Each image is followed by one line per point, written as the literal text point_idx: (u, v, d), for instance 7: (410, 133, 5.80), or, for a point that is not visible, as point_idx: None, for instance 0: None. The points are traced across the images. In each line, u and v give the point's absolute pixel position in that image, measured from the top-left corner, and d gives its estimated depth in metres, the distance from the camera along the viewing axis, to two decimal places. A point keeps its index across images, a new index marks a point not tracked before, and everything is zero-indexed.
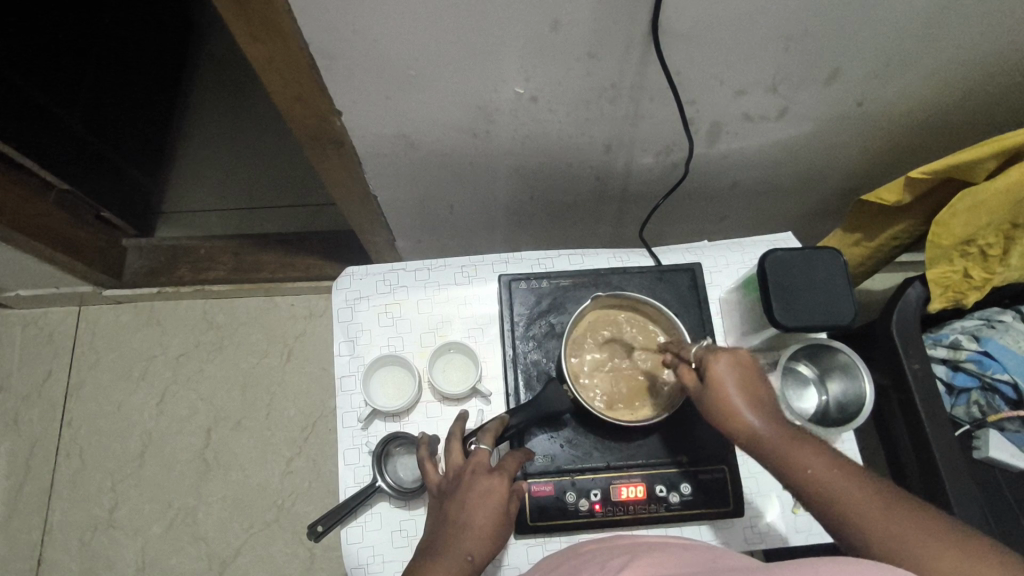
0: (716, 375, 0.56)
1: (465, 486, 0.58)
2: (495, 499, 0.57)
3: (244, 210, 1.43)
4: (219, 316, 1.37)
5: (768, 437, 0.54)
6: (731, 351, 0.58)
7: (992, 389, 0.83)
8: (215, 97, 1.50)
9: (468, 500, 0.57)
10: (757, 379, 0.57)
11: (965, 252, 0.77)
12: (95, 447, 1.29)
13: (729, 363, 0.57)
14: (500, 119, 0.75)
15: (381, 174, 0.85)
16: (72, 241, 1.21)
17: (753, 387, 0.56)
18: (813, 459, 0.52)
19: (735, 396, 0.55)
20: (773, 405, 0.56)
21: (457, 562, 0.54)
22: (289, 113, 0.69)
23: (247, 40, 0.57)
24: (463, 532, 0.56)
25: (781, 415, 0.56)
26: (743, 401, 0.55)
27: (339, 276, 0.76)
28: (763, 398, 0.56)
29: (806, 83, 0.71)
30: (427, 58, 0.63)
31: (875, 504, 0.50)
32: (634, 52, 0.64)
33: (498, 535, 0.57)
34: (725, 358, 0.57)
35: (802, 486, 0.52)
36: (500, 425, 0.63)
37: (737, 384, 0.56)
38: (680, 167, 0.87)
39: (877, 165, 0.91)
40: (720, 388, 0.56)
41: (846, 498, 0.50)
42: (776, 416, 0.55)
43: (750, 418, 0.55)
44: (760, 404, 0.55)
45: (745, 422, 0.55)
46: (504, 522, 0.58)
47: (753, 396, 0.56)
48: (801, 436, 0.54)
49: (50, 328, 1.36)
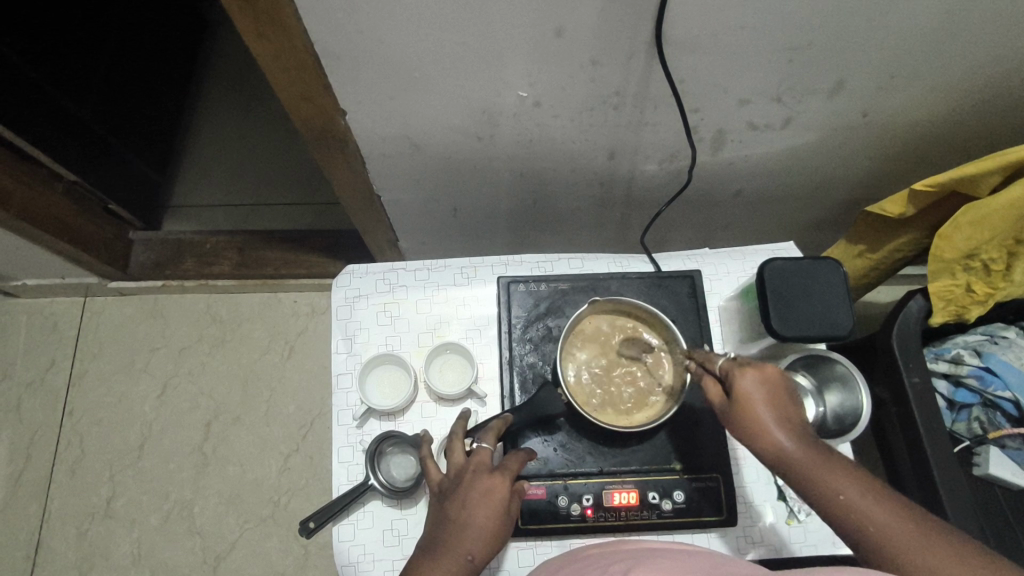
0: (743, 392, 0.54)
1: (466, 487, 0.58)
2: (495, 500, 0.57)
3: (250, 207, 1.44)
4: (222, 311, 1.38)
5: (798, 460, 0.52)
6: (761, 366, 0.55)
7: (992, 406, 0.83)
8: (225, 94, 1.51)
9: (469, 500, 0.57)
10: (787, 395, 0.55)
11: (968, 266, 0.77)
12: (96, 437, 1.29)
13: (759, 378, 0.55)
14: (504, 123, 0.75)
15: (384, 174, 0.85)
16: (79, 233, 1.22)
17: (782, 404, 0.54)
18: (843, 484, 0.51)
19: (764, 414, 0.53)
20: (802, 423, 0.54)
21: (456, 561, 0.55)
22: (294, 111, 0.69)
23: (252, 37, 0.58)
24: (463, 532, 0.56)
25: (810, 433, 0.54)
26: (773, 420, 0.53)
27: (339, 273, 0.77)
28: (792, 416, 0.54)
29: (811, 94, 0.71)
30: (432, 61, 0.63)
31: (905, 530, 0.49)
32: (638, 59, 0.64)
33: (498, 535, 0.57)
34: (753, 373, 0.55)
35: (830, 511, 0.51)
36: (502, 425, 0.63)
37: (766, 402, 0.54)
38: (683, 174, 0.86)
39: (882, 177, 0.91)
40: (749, 406, 0.54)
41: (876, 525, 0.49)
42: (806, 435, 0.53)
43: (780, 438, 0.53)
44: (789, 422, 0.53)
45: (774, 442, 0.53)
46: (504, 522, 0.58)
47: (783, 414, 0.54)
48: (832, 458, 0.52)
49: (55, 318, 1.38)
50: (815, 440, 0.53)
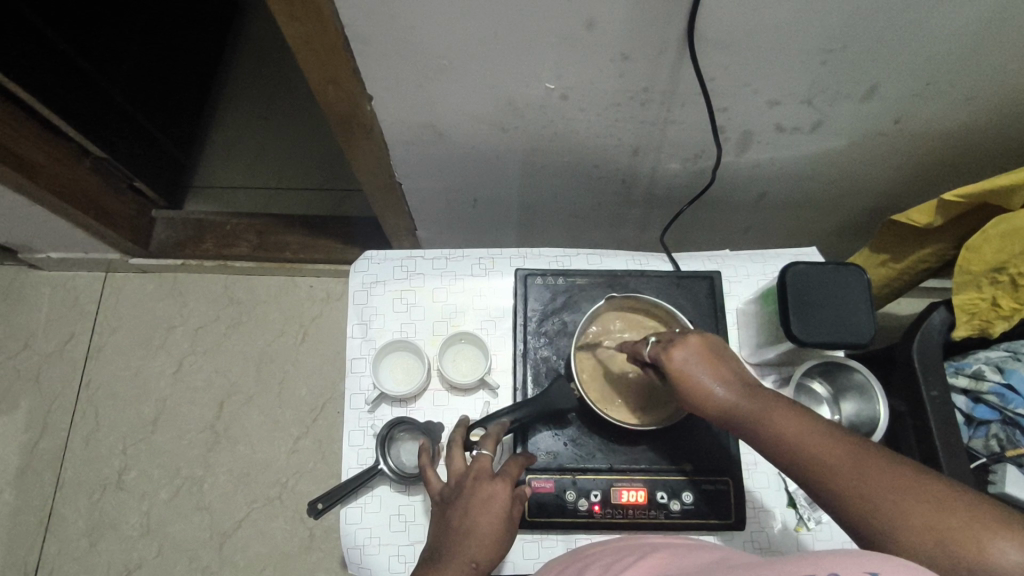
0: (671, 366, 0.55)
1: (467, 495, 0.58)
2: (497, 507, 0.58)
3: (271, 190, 1.45)
4: (239, 292, 1.40)
5: (736, 408, 0.53)
6: (684, 339, 0.56)
7: (1013, 423, 0.81)
8: (251, 77, 1.52)
9: (471, 509, 0.58)
10: (721, 361, 0.56)
11: (996, 280, 0.75)
12: (111, 410, 1.31)
13: (689, 347, 0.55)
14: (529, 115, 0.75)
15: (407, 161, 0.85)
16: (103, 208, 1.24)
17: (718, 369, 0.55)
18: (783, 424, 0.51)
19: (697, 381, 0.54)
20: (745, 382, 0.55)
21: (462, 569, 0.55)
22: (321, 94, 0.70)
23: (284, 19, 0.58)
24: (467, 540, 0.57)
25: (754, 389, 0.54)
26: (704, 373, 0.55)
27: (358, 259, 0.77)
28: (729, 379, 0.54)
29: (842, 98, 0.70)
30: (460, 49, 0.63)
31: (853, 462, 0.47)
32: (668, 56, 0.63)
33: (501, 541, 0.58)
34: (682, 344, 0.56)
35: (776, 453, 0.51)
36: (502, 430, 0.62)
37: (698, 370, 0.55)
38: (707, 174, 0.86)
39: (910, 186, 0.90)
40: (680, 377, 0.55)
41: (819, 460, 0.48)
42: (744, 385, 0.54)
43: (713, 389, 0.54)
44: (725, 375, 0.55)
45: (715, 404, 0.54)
46: (507, 528, 0.58)
47: (717, 368, 0.55)
48: (770, 401, 0.52)
49: (76, 291, 1.40)
50: (753, 388, 0.54)
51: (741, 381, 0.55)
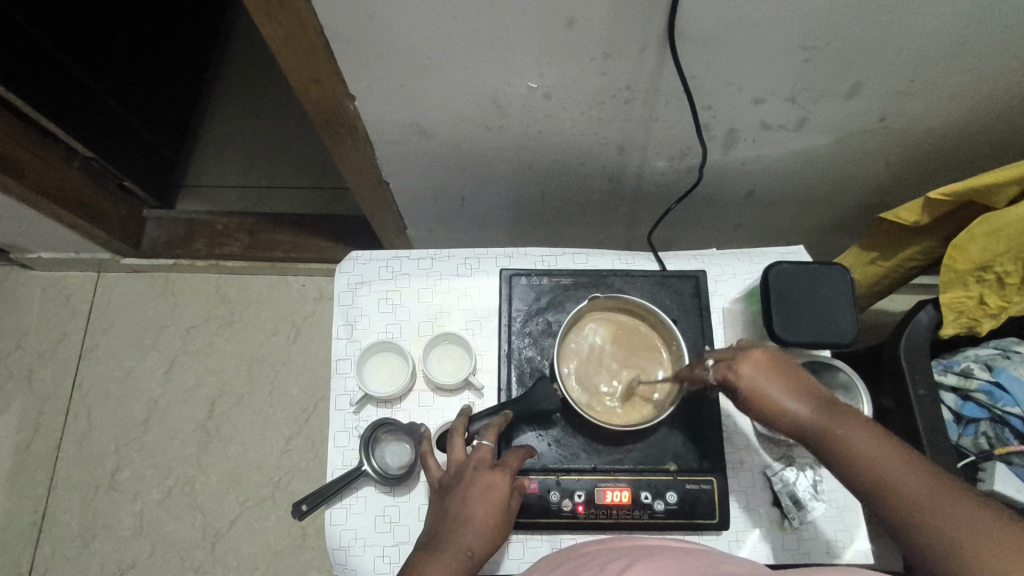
0: (741, 380, 0.57)
1: (466, 482, 0.58)
2: (496, 495, 0.58)
3: (263, 189, 1.45)
4: (231, 291, 1.39)
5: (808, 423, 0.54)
6: (751, 355, 0.57)
7: (1001, 421, 0.81)
8: (242, 75, 1.51)
9: (470, 496, 0.57)
10: (794, 376, 0.57)
11: (982, 278, 0.75)
12: (104, 410, 1.31)
13: (756, 364, 0.57)
14: (513, 114, 0.74)
15: (392, 161, 0.85)
16: (93, 208, 1.23)
17: (793, 385, 0.56)
18: (856, 444, 0.51)
19: (771, 395, 0.56)
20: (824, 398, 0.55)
21: (456, 556, 0.54)
22: (303, 93, 0.69)
23: (261, 19, 0.57)
24: (465, 527, 0.56)
25: (830, 404, 0.55)
26: (778, 386, 0.56)
27: (343, 259, 0.77)
28: (803, 393, 0.55)
29: (826, 95, 0.70)
30: (440, 48, 0.63)
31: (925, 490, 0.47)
32: (650, 54, 0.63)
33: (498, 531, 0.57)
34: (752, 359, 0.57)
35: (846, 471, 0.51)
36: (503, 422, 0.63)
37: (772, 385, 0.56)
38: (694, 172, 0.85)
39: (898, 183, 0.89)
40: (753, 391, 0.56)
41: (890, 483, 0.48)
42: (819, 402, 0.55)
43: (785, 403, 0.55)
44: (800, 391, 0.56)
45: (790, 418, 0.55)
46: (504, 518, 0.58)
47: (790, 382, 0.56)
48: (845, 418, 0.53)
49: (68, 291, 1.40)
50: (824, 403, 0.54)
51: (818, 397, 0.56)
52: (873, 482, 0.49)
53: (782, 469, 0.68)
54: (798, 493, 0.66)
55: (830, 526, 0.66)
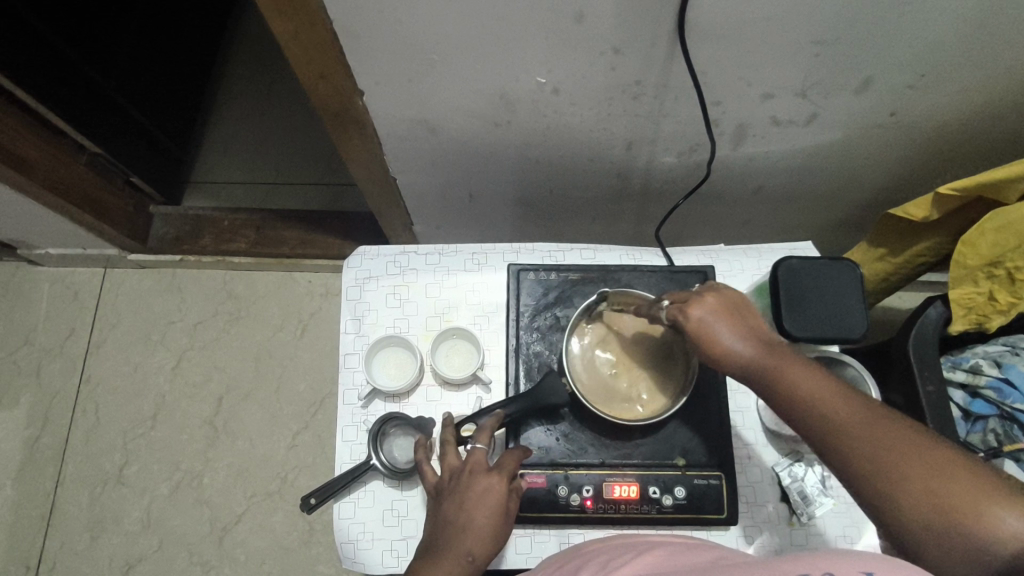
0: (694, 322, 0.55)
1: (463, 489, 0.58)
2: (494, 499, 0.58)
3: (270, 185, 1.45)
4: (238, 287, 1.40)
5: (753, 362, 0.53)
6: (703, 299, 0.56)
7: (1009, 418, 0.81)
8: (249, 72, 1.51)
9: (466, 503, 0.57)
10: (739, 315, 0.55)
11: (991, 274, 0.75)
12: (112, 405, 1.32)
13: (707, 308, 0.55)
14: (521, 109, 0.74)
15: (400, 156, 0.85)
16: (101, 205, 1.24)
17: (737, 324, 0.55)
18: (802, 383, 0.50)
19: (718, 334, 0.54)
20: (761, 334, 0.55)
21: (456, 563, 0.55)
22: (311, 88, 0.69)
23: (270, 13, 0.58)
24: (464, 533, 0.56)
25: (768, 341, 0.54)
26: (725, 328, 0.54)
27: (351, 254, 0.77)
28: (747, 331, 0.54)
29: (835, 91, 0.69)
30: (449, 43, 0.63)
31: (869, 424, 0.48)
32: (659, 49, 0.62)
33: (499, 533, 0.57)
34: (704, 304, 0.55)
35: (791, 408, 0.51)
36: (496, 422, 0.62)
37: (719, 324, 0.54)
38: (702, 168, 0.85)
39: (907, 178, 0.89)
40: (703, 332, 0.54)
41: (835, 419, 0.49)
42: (762, 341, 0.54)
43: (731, 344, 0.54)
44: (743, 331, 0.54)
45: (732, 356, 0.53)
46: (504, 520, 0.58)
47: (734, 322, 0.55)
48: (789, 358, 0.52)
49: (76, 287, 1.40)
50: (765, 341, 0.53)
51: (760, 337, 0.54)
52: (820, 420, 0.49)
53: (791, 465, 0.67)
54: (807, 489, 0.66)
55: (839, 521, 0.66)
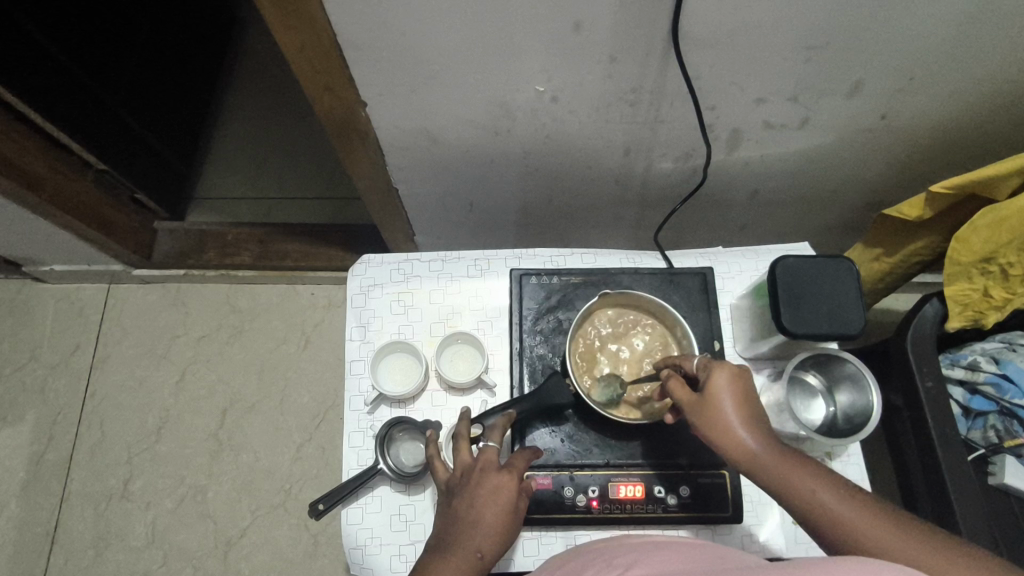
0: (713, 390, 0.55)
1: (473, 485, 0.57)
2: (506, 497, 0.57)
3: (272, 200, 1.47)
4: (242, 301, 1.41)
5: (761, 463, 0.52)
6: (729, 365, 0.56)
7: (1010, 414, 0.82)
8: (251, 88, 1.54)
9: (477, 498, 0.57)
10: (753, 395, 0.56)
11: (986, 270, 0.76)
12: (116, 421, 1.33)
13: (727, 377, 0.55)
14: (522, 118, 0.76)
15: (402, 167, 0.87)
16: (107, 221, 1.25)
17: (747, 401, 0.55)
18: (815, 492, 0.50)
19: (728, 409, 0.54)
20: (762, 418, 0.55)
21: (467, 559, 0.54)
22: (318, 102, 0.71)
23: (277, 27, 0.59)
24: (473, 530, 0.55)
25: (772, 431, 0.54)
26: (732, 405, 0.54)
27: (356, 262, 0.78)
28: (754, 411, 0.54)
29: (827, 94, 0.71)
30: (452, 56, 0.65)
31: (888, 535, 0.47)
32: (655, 56, 0.64)
33: (508, 533, 0.57)
34: (728, 369, 0.56)
35: (808, 517, 0.50)
36: (507, 421, 0.62)
37: (733, 399, 0.55)
38: (698, 173, 0.87)
39: (900, 181, 0.91)
40: (715, 403, 0.55)
41: (853, 535, 0.48)
42: (764, 429, 0.54)
43: (745, 437, 0.53)
44: (756, 422, 0.54)
45: (739, 441, 0.53)
46: (513, 521, 0.57)
47: (741, 401, 0.55)
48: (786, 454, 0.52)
49: (81, 303, 1.41)
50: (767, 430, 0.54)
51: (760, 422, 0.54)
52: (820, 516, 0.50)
53: None
54: None
55: None
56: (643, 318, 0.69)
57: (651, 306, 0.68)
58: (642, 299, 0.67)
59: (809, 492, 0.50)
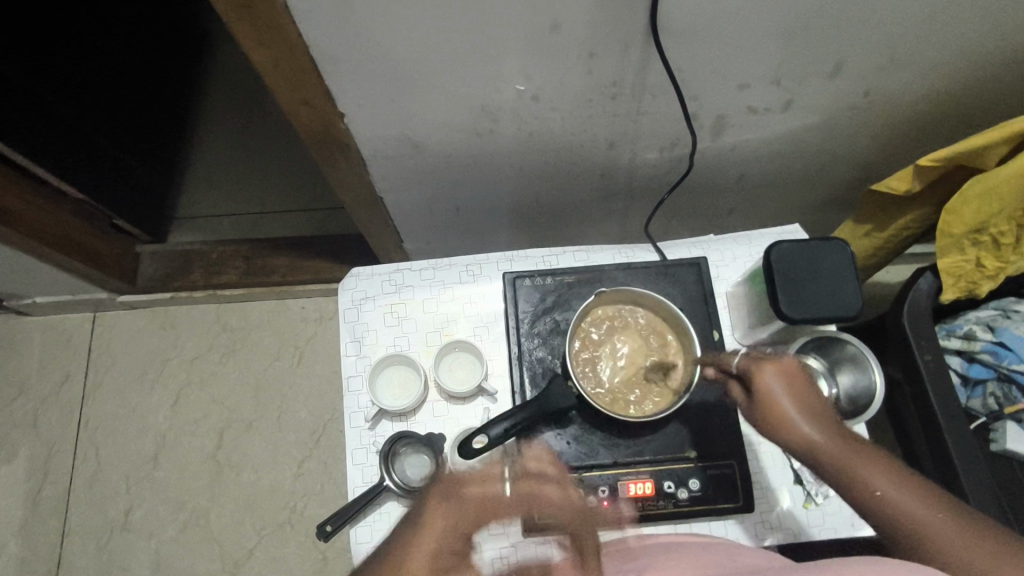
0: (767, 385, 0.58)
1: (439, 494, 0.59)
2: (464, 521, 0.57)
3: (254, 215, 1.45)
4: (231, 320, 1.39)
5: (819, 444, 0.55)
6: (782, 361, 0.59)
7: (1008, 380, 0.83)
8: (225, 103, 1.51)
9: (434, 508, 0.57)
10: (809, 389, 0.59)
11: (977, 241, 0.76)
12: (113, 450, 1.31)
13: (781, 373, 0.59)
14: (504, 119, 0.75)
15: (385, 176, 0.85)
16: (88, 249, 1.23)
17: (802, 395, 0.58)
18: (879, 480, 0.53)
19: (785, 403, 0.57)
20: (821, 410, 0.58)
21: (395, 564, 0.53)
22: (295, 116, 0.69)
23: (246, 43, 0.57)
24: (421, 536, 0.55)
25: (832, 423, 0.57)
26: (790, 400, 0.58)
27: (346, 276, 0.77)
28: (810, 404, 0.57)
29: (809, 76, 0.71)
30: (429, 62, 0.63)
31: (946, 527, 0.50)
32: (635, 48, 0.63)
33: (450, 556, 0.55)
34: (780, 366, 0.59)
35: (868, 507, 0.53)
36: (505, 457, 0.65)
37: (789, 395, 0.58)
38: (684, 161, 0.86)
39: (886, 157, 0.91)
40: (772, 398, 0.58)
41: (917, 522, 0.51)
42: (823, 422, 0.57)
43: (806, 428, 0.56)
44: (816, 414, 0.57)
45: (799, 432, 0.56)
46: (456, 553, 0.55)
47: (799, 395, 0.58)
48: (847, 446, 0.55)
49: (67, 333, 1.39)
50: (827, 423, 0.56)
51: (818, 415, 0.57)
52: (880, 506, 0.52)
53: None
54: None
55: None
56: (641, 315, 0.68)
57: (649, 301, 0.67)
58: (639, 295, 0.67)
59: (868, 484, 0.53)
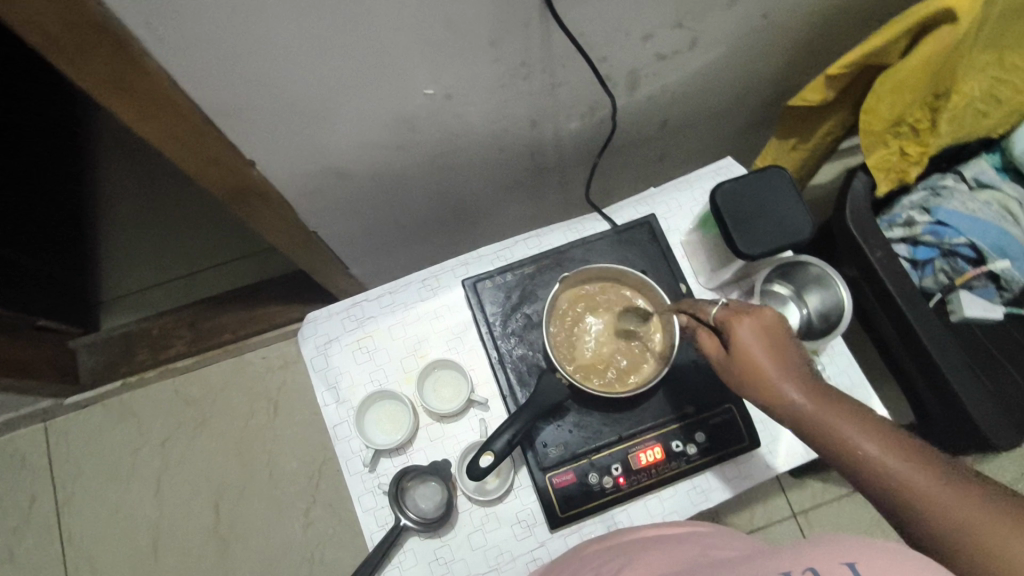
0: (741, 340, 0.52)
1: None
2: None
3: (187, 277, 1.38)
4: (193, 390, 1.32)
5: (800, 407, 0.50)
6: (758, 311, 0.53)
7: (951, 254, 0.86)
8: (121, 170, 1.42)
9: None
10: (788, 341, 0.52)
11: (898, 133, 0.79)
12: (106, 556, 1.24)
13: (755, 325, 0.52)
14: (421, 125, 0.72)
15: (314, 210, 0.81)
16: (20, 362, 1.15)
17: (781, 349, 0.52)
18: (867, 443, 0.47)
19: (762, 360, 0.51)
20: (801, 365, 0.52)
21: None
22: (204, 179, 0.65)
23: (129, 118, 0.52)
24: None
25: (815, 378, 0.51)
26: (767, 356, 0.51)
27: (303, 324, 0.73)
28: (789, 359, 0.52)
29: (708, 12, 0.70)
30: (329, 89, 0.60)
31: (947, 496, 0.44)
32: (535, 25, 0.61)
33: None
34: (756, 317, 0.53)
35: (855, 471, 0.47)
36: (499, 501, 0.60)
37: (766, 350, 0.51)
38: (608, 122, 0.85)
39: (794, 70, 0.92)
40: (747, 355, 0.52)
41: (910, 491, 0.45)
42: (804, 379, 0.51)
43: (787, 388, 0.50)
44: (794, 368, 0.51)
45: (779, 392, 0.50)
46: None
47: (777, 350, 0.52)
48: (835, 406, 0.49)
49: (19, 451, 1.29)
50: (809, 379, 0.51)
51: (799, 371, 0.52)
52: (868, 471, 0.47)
53: None
54: None
55: None
56: (609, 288, 0.68)
57: (613, 274, 0.67)
58: (602, 270, 0.66)
59: (858, 448, 0.47)
